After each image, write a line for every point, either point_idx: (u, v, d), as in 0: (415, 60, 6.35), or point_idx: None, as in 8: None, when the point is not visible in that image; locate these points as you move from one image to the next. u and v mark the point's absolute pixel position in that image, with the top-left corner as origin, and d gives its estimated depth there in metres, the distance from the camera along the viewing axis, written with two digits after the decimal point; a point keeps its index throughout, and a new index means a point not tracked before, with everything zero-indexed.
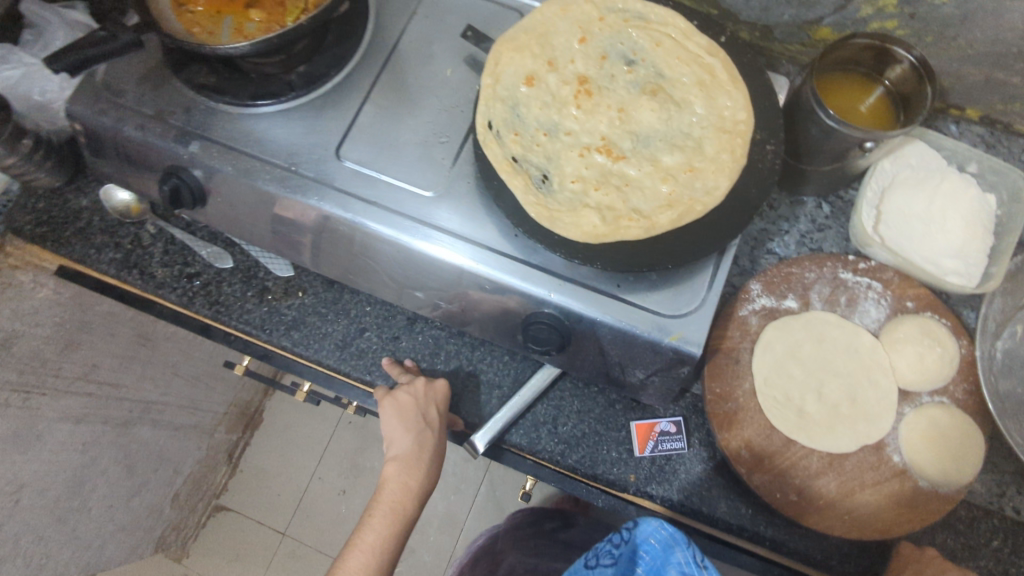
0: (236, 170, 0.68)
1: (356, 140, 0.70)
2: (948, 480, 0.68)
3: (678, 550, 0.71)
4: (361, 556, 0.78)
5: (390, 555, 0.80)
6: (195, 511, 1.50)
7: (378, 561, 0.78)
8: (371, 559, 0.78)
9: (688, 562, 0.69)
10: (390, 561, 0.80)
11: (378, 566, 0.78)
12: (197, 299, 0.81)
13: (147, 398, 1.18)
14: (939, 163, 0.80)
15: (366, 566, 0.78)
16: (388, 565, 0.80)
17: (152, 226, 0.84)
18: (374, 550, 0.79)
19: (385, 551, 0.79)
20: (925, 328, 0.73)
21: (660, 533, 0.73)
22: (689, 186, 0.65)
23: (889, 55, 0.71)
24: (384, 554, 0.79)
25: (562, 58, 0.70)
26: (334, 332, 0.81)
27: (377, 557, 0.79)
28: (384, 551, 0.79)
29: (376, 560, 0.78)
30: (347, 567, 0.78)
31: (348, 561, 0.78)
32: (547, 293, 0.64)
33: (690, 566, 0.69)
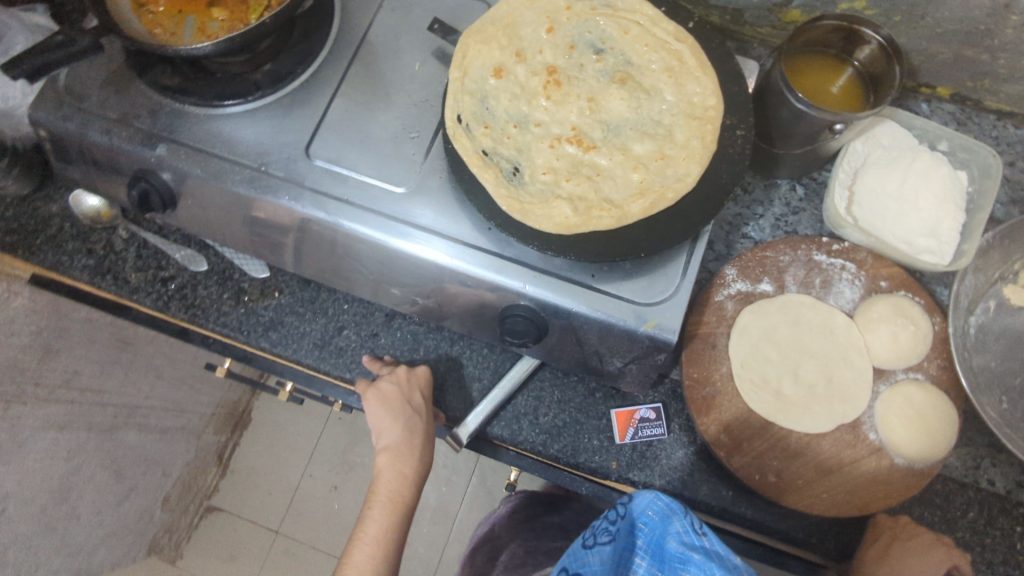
0: (205, 172, 0.67)
1: (326, 139, 0.69)
2: (924, 456, 0.69)
3: (676, 520, 0.62)
4: (366, 550, 0.76)
5: (395, 546, 0.78)
6: (187, 512, 1.50)
7: (383, 553, 0.76)
8: (376, 552, 0.76)
9: (687, 531, 0.61)
10: (396, 551, 0.78)
11: (383, 558, 0.76)
12: (173, 303, 0.82)
13: (132, 402, 1.17)
14: (911, 142, 0.80)
15: (372, 560, 0.76)
16: (394, 556, 0.78)
17: (124, 231, 0.84)
18: (378, 543, 0.77)
19: (389, 543, 0.77)
20: (898, 307, 0.74)
21: (658, 504, 0.63)
22: (660, 174, 0.65)
23: (858, 36, 0.71)
24: (388, 545, 0.77)
25: (529, 49, 0.70)
26: (312, 331, 0.82)
27: (382, 550, 0.76)
28: (387, 543, 0.77)
29: (382, 553, 0.76)
30: (353, 564, 0.76)
31: (353, 558, 0.76)
32: (522, 286, 0.64)
33: (690, 536, 0.61)
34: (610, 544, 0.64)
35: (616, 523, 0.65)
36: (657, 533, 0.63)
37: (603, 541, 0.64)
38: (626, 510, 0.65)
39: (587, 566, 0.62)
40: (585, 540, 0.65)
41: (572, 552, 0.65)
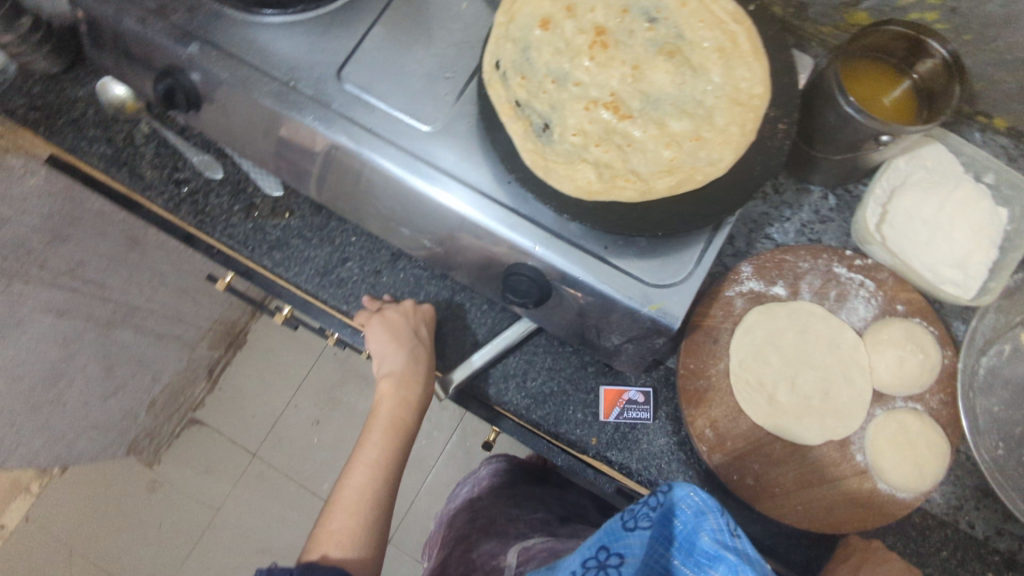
0: (233, 79, 0.65)
1: (360, 65, 0.67)
2: (907, 485, 0.68)
3: (711, 518, 0.46)
4: (365, 473, 0.73)
5: (395, 471, 0.75)
6: (170, 420, 1.53)
7: (382, 480, 0.73)
8: (376, 475, 0.73)
9: (722, 532, 0.45)
10: (395, 476, 0.75)
11: (383, 482, 0.73)
12: (183, 206, 0.82)
13: (132, 302, 1.18)
14: (955, 169, 0.77)
15: (372, 483, 0.73)
16: (393, 480, 0.75)
17: (146, 126, 0.84)
18: (377, 466, 0.73)
19: (388, 467, 0.74)
20: (911, 333, 0.72)
21: (693, 498, 0.48)
22: (692, 155, 0.63)
23: (921, 47, 0.68)
24: (388, 469, 0.74)
25: (582, 6, 0.68)
26: (317, 258, 0.82)
27: (381, 473, 0.73)
28: (386, 466, 0.74)
29: (382, 475, 0.73)
30: (352, 485, 0.72)
31: (352, 480, 0.73)
32: (531, 246, 0.62)
33: (725, 537, 0.45)
34: (650, 534, 0.49)
35: (656, 511, 0.50)
36: (690, 528, 0.48)
37: (643, 528, 0.50)
38: (665, 499, 0.50)
39: (627, 553, 0.49)
40: (625, 522, 0.51)
41: (610, 529, 0.52)
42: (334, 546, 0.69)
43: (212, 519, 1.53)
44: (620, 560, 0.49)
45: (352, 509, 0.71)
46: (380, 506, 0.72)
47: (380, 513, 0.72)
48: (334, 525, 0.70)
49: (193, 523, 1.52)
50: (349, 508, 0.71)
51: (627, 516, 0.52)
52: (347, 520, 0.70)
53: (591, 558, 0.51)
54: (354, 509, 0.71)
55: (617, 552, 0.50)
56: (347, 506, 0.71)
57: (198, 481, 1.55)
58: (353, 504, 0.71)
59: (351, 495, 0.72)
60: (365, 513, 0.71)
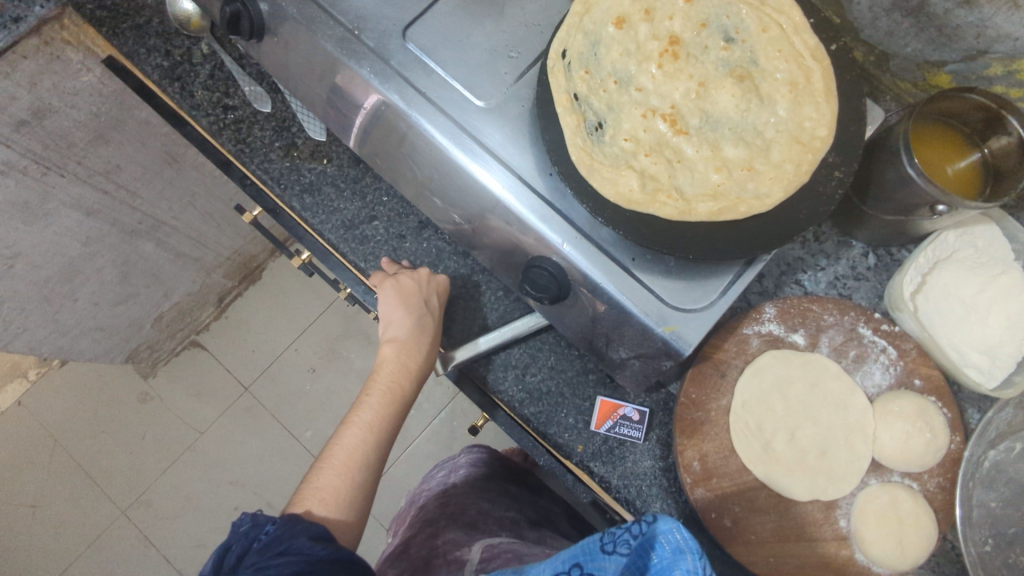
0: (300, 17, 0.65)
1: (428, 27, 0.66)
2: (885, 561, 0.66)
3: (689, 559, 0.45)
4: (358, 435, 0.71)
5: (388, 438, 0.72)
6: (173, 338, 1.55)
7: (375, 443, 0.71)
8: (368, 437, 0.71)
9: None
10: (387, 443, 0.73)
11: (374, 446, 0.71)
12: (226, 132, 0.82)
13: (159, 216, 1.19)
14: (1006, 254, 0.74)
15: (364, 446, 0.70)
16: (385, 447, 0.72)
17: (206, 47, 0.84)
18: (371, 429, 0.71)
19: (381, 431, 0.71)
20: (923, 411, 0.69)
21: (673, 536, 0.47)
22: (740, 184, 0.62)
23: (1000, 122, 0.66)
24: (381, 434, 0.71)
25: (661, 10, 0.65)
26: (346, 210, 0.81)
27: (375, 437, 0.71)
28: (380, 431, 0.71)
29: (374, 439, 0.71)
30: (343, 445, 0.70)
31: (344, 440, 0.70)
32: (559, 242, 0.61)
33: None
34: (626, 560, 0.49)
35: (636, 539, 0.49)
36: (665, 565, 0.47)
37: (621, 554, 0.50)
38: (645, 529, 0.49)
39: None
40: (604, 544, 0.51)
41: (588, 546, 0.52)
42: (318, 503, 0.66)
43: (193, 443, 1.54)
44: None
45: (340, 468, 0.68)
46: (369, 470, 0.70)
47: (368, 478, 0.70)
48: (321, 482, 0.68)
49: (175, 442, 1.54)
50: (338, 467, 0.69)
51: (608, 535, 0.52)
52: (334, 479, 0.68)
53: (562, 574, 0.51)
54: (343, 469, 0.68)
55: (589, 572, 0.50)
56: (336, 465, 0.69)
57: (187, 403, 1.56)
58: (342, 464, 0.69)
59: (341, 455, 0.69)
60: (353, 474, 0.68)
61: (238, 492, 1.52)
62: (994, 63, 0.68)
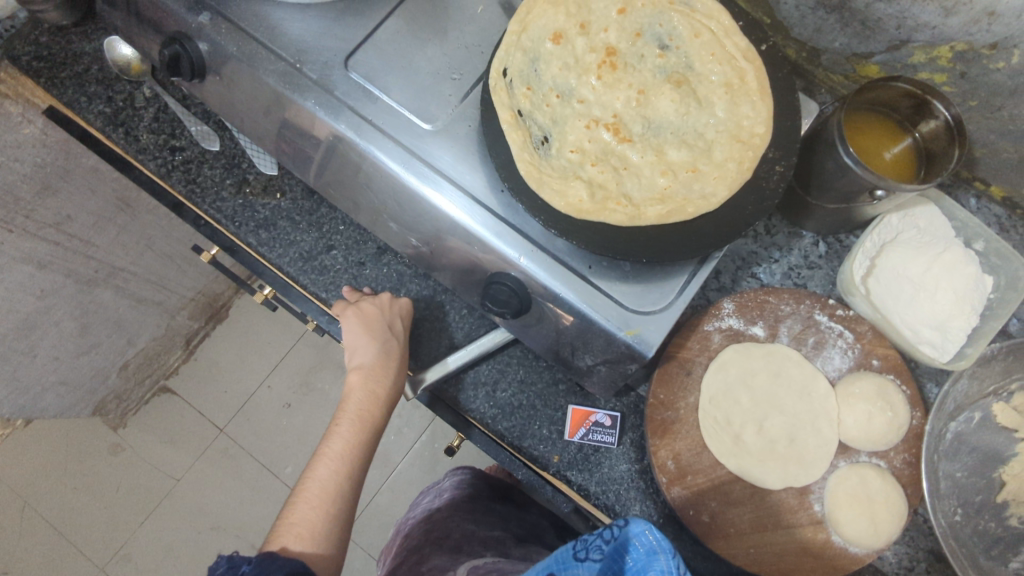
0: (240, 53, 0.65)
1: (369, 55, 0.66)
2: (862, 541, 0.67)
3: (662, 559, 0.49)
4: (330, 465, 0.70)
5: (361, 466, 0.72)
6: (141, 385, 1.51)
7: (348, 473, 0.70)
8: (341, 467, 0.70)
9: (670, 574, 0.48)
10: (361, 471, 0.72)
11: (347, 476, 0.70)
12: (175, 173, 0.81)
13: (116, 262, 1.17)
14: (945, 233, 0.77)
15: (337, 477, 0.70)
16: (359, 475, 0.72)
17: (149, 90, 0.84)
18: (343, 459, 0.70)
19: (354, 460, 0.71)
20: (883, 390, 0.71)
21: (647, 538, 0.51)
22: (686, 185, 0.64)
23: (928, 107, 0.68)
24: (354, 462, 0.71)
25: (596, 23, 0.67)
26: (302, 242, 0.81)
27: (347, 467, 0.71)
28: (352, 460, 0.71)
29: (347, 469, 0.70)
30: (315, 478, 0.70)
31: (316, 473, 0.70)
32: (517, 256, 0.62)
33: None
34: (599, 565, 0.53)
35: (609, 544, 0.54)
36: (641, 565, 0.50)
37: (593, 560, 0.54)
38: (619, 533, 0.53)
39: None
40: (577, 551, 0.55)
41: (561, 556, 0.55)
42: (293, 539, 0.65)
43: (171, 490, 1.51)
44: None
45: (314, 501, 0.68)
46: (343, 500, 0.69)
47: (344, 508, 0.69)
48: (295, 516, 0.67)
49: (151, 492, 1.50)
50: (312, 500, 0.68)
51: (579, 545, 0.56)
52: (309, 513, 0.67)
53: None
54: (317, 502, 0.68)
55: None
56: (310, 499, 0.68)
57: (161, 450, 1.53)
58: (316, 497, 0.68)
59: (314, 487, 0.69)
60: (328, 507, 0.68)
61: (222, 536, 1.49)
62: (916, 51, 0.71)
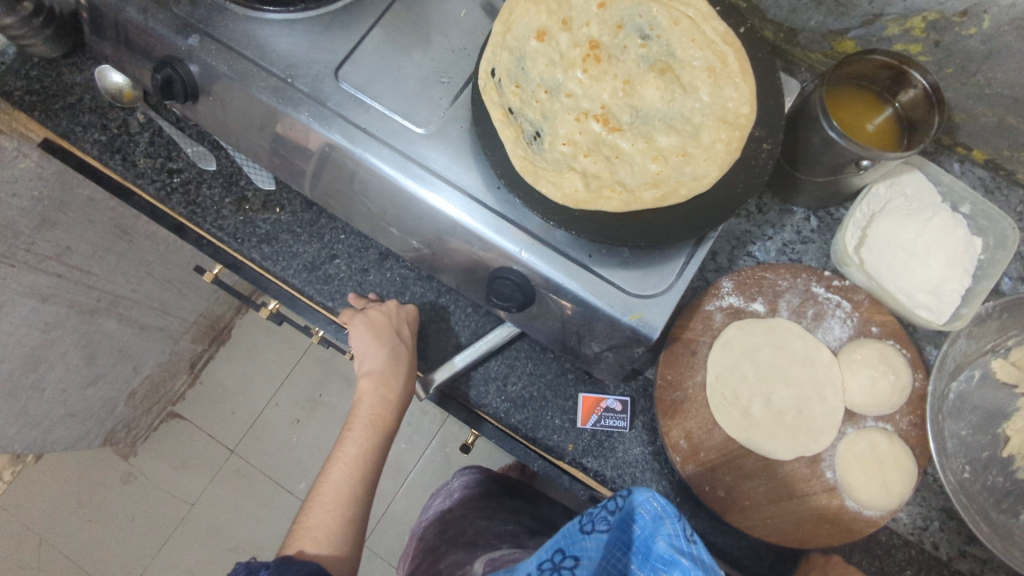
0: (231, 72, 0.66)
1: (359, 65, 0.68)
2: (874, 502, 0.69)
3: (668, 523, 0.50)
4: (344, 470, 0.71)
5: (374, 470, 0.73)
6: (149, 412, 1.52)
7: (361, 476, 0.72)
8: (355, 472, 0.72)
9: (676, 535, 0.49)
10: (375, 474, 0.74)
11: (361, 479, 0.72)
12: (175, 196, 0.82)
13: (118, 291, 1.18)
14: (934, 198, 0.79)
15: (350, 482, 0.71)
16: (372, 478, 0.73)
17: (142, 115, 0.85)
18: (356, 463, 0.72)
19: (367, 464, 0.72)
20: (883, 355, 0.73)
21: (652, 504, 0.52)
22: (678, 169, 0.65)
23: (905, 78, 0.70)
24: (367, 467, 0.72)
25: (577, 19, 0.69)
26: (304, 254, 0.82)
27: (360, 472, 0.72)
28: (366, 464, 0.72)
29: (360, 473, 0.72)
30: (330, 483, 0.71)
31: (330, 477, 0.71)
32: (517, 251, 0.63)
33: (681, 543, 0.48)
34: (608, 536, 0.53)
35: (614, 515, 0.54)
36: (647, 533, 0.51)
37: (601, 531, 0.53)
38: (623, 503, 0.54)
39: (581, 555, 0.52)
40: (583, 526, 0.55)
41: (566, 533, 0.55)
42: (311, 542, 0.67)
43: (185, 515, 1.51)
44: (575, 562, 0.52)
45: (330, 505, 0.69)
46: (358, 504, 0.71)
47: (359, 511, 0.71)
48: (312, 521, 0.69)
49: (166, 518, 1.51)
50: (328, 505, 0.69)
51: (585, 519, 0.55)
52: (325, 517, 0.69)
53: (548, 560, 0.53)
54: (332, 506, 0.69)
55: (572, 554, 0.52)
56: (326, 503, 0.70)
57: (173, 476, 1.54)
58: (331, 501, 0.70)
59: (329, 492, 0.70)
60: (343, 510, 0.69)
61: (239, 556, 1.50)
62: (889, 24, 0.73)
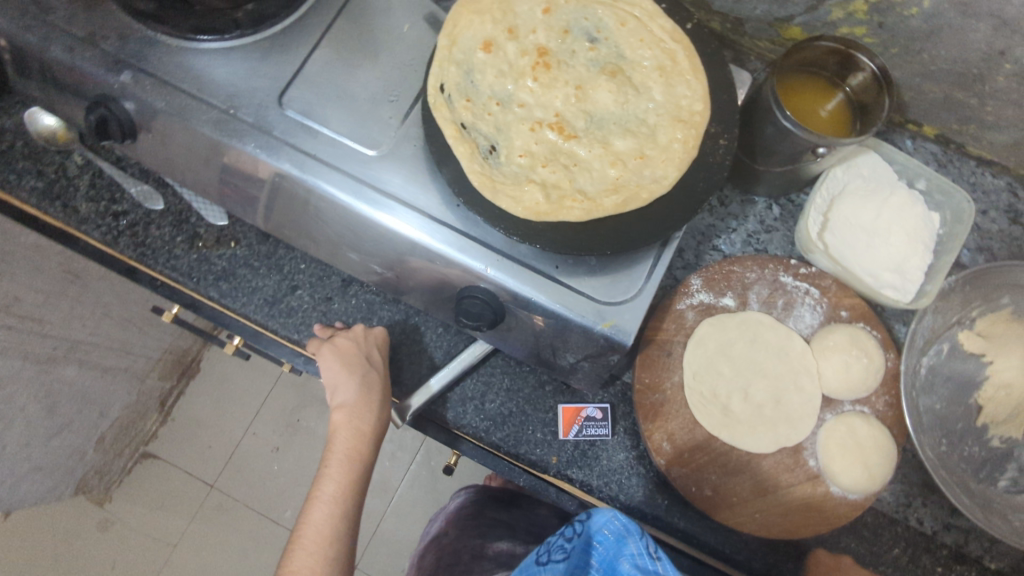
0: (168, 107, 0.63)
1: (303, 89, 0.65)
2: (859, 487, 0.69)
3: (631, 542, 0.61)
4: (324, 509, 0.71)
5: (354, 504, 0.73)
6: (121, 455, 1.46)
7: (342, 513, 0.71)
8: (335, 510, 0.71)
9: (640, 554, 0.60)
10: (356, 508, 0.73)
11: (343, 516, 0.71)
12: (122, 239, 0.79)
13: (74, 336, 1.14)
14: (889, 176, 0.80)
15: (331, 520, 0.70)
16: (354, 512, 0.73)
17: (79, 157, 0.81)
18: (336, 501, 0.71)
19: (347, 500, 0.72)
20: (855, 338, 0.74)
21: (614, 524, 0.63)
22: (637, 173, 0.64)
23: (853, 62, 0.71)
24: (347, 503, 0.72)
25: (523, 26, 0.68)
26: (265, 287, 0.80)
27: (341, 508, 0.71)
28: (347, 500, 0.72)
29: (341, 510, 0.71)
30: (311, 523, 0.70)
31: (311, 518, 0.71)
32: (483, 267, 0.61)
33: (645, 559, 0.59)
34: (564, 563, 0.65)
35: (575, 540, 0.66)
36: (613, 552, 0.62)
37: (558, 558, 0.66)
38: (584, 527, 0.66)
39: None
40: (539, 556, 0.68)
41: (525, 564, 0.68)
42: None
43: (169, 557, 1.47)
44: None
45: (312, 547, 0.69)
46: (341, 541, 0.70)
47: (343, 548, 0.70)
48: (296, 564, 0.68)
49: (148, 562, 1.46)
50: (310, 546, 0.69)
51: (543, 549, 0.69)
52: (308, 560, 0.68)
53: None
54: (315, 548, 0.69)
55: None
56: (308, 545, 0.69)
57: (152, 517, 1.49)
58: (313, 542, 0.69)
59: (311, 533, 0.70)
60: (326, 550, 0.69)
61: None
62: (833, 9, 0.73)
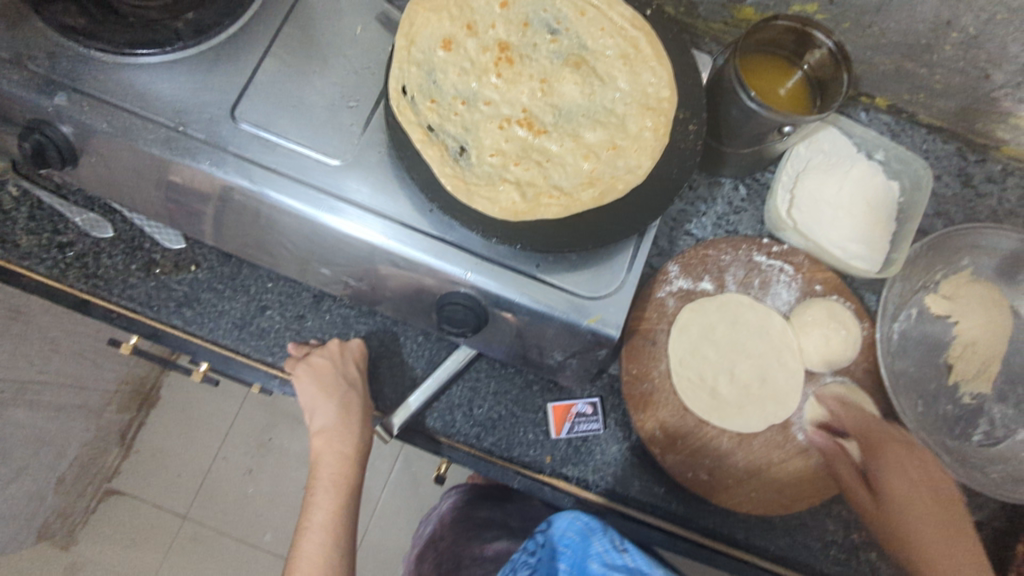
0: (112, 128, 0.59)
1: (256, 100, 0.62)
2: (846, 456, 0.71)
3: (597, 541, 0.66)
4: (315, 538, 0.69)
5: (347, 530, 0.71)
6: (82, 496, 1.38)
7: (335, 540, 0.70)
8: (327, 538, 0.69)
9: (607, 550, 0.65)
10: (349, 533, 0.72)
11: (335, 543, 0.70)
12: (71, 272, 0.74)
13: (23, 376, 1.07)
14: (848, 149, 0.81)
15: (324, 549, 0.69)
16: (348, 538, 0.71)
17: (14, 187, 0.75)
18: (327, 528, 0.70)
19: (338, 526, 0.70)
20: (831, 312, 0.75)
21: (578, 524, 0.68)
22: (610, 164, 0.63)
23: (810, 39, 0.71)
24: (339, 529, 0.70)
25: (482, 22, 0.66)
26: (232, 310, 0.76)
27: (333, 535, 0.70)
28: (338, 526, 0.70)
29: (333, 537, 0.70)
30: (304, 555, 0.69)
31: (303, 549, 0.69)
32: (462, 273, 0.60)
33: (612, 551, 0.64)
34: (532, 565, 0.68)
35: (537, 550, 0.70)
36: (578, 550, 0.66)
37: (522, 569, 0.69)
38: (546, 537, 0.71)
39: None
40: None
41: None
42: None
43: None
44: None
45: None
46: (337, 569, 0.69)
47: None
48: None
49: None
50: None
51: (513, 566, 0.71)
52: None
53: None
54: None
55: None
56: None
57: (123, 556, 1.42)
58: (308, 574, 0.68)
59: (305, 565, 0.68)
60: None
61: None
62: None
